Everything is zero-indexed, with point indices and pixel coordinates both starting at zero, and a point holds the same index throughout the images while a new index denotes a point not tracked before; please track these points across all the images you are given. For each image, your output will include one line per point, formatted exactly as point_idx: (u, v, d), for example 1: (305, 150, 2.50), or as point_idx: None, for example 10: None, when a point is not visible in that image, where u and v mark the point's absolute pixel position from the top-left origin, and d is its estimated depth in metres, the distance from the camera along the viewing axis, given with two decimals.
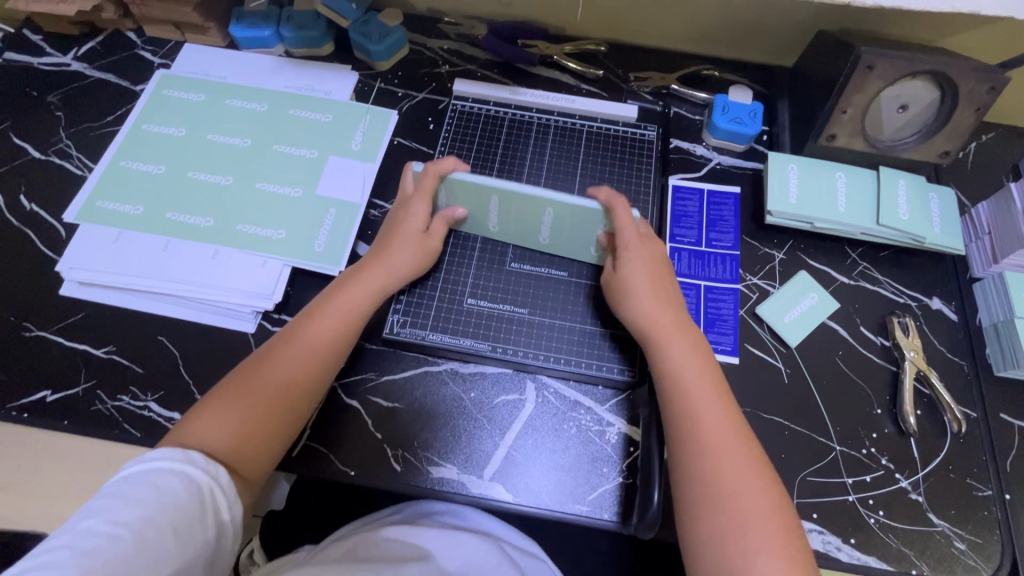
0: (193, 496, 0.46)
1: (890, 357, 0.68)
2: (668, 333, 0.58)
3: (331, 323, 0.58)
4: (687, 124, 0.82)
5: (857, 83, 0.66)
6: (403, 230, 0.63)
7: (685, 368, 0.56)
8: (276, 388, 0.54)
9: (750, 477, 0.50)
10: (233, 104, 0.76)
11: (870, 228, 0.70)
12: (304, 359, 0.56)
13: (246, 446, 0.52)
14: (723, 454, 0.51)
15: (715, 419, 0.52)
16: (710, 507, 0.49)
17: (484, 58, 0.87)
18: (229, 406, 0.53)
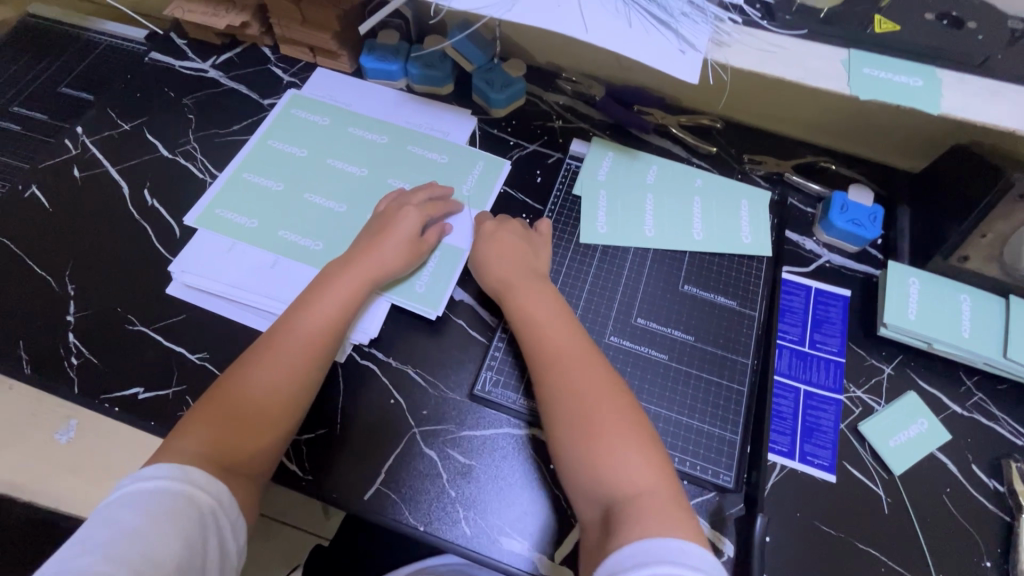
0: (179, 500, 0.47)
1: (1003, 505, 0.62)
2: (525, 293, 0.62)
3: (336, 297, 0.61)
4: (799, 215, 0.79)
5: (1003, 210, 0.63)
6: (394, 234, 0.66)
7: (554, 329, 0.59)
8: (265, 380, 0.56)
9: (617, 416, 0.53)
10: (355, 132, 0.78)
11: (995, 360, 0.66)
12: (297, 363, 0.57)
13: (235, 448, 0.53)
14: (598, 392, 0.55)
15: (593, 370, 0.56)
16: (571, 443, 0.53)
17: (597, 118, 0.87)
18: (241, 395, 0.55)
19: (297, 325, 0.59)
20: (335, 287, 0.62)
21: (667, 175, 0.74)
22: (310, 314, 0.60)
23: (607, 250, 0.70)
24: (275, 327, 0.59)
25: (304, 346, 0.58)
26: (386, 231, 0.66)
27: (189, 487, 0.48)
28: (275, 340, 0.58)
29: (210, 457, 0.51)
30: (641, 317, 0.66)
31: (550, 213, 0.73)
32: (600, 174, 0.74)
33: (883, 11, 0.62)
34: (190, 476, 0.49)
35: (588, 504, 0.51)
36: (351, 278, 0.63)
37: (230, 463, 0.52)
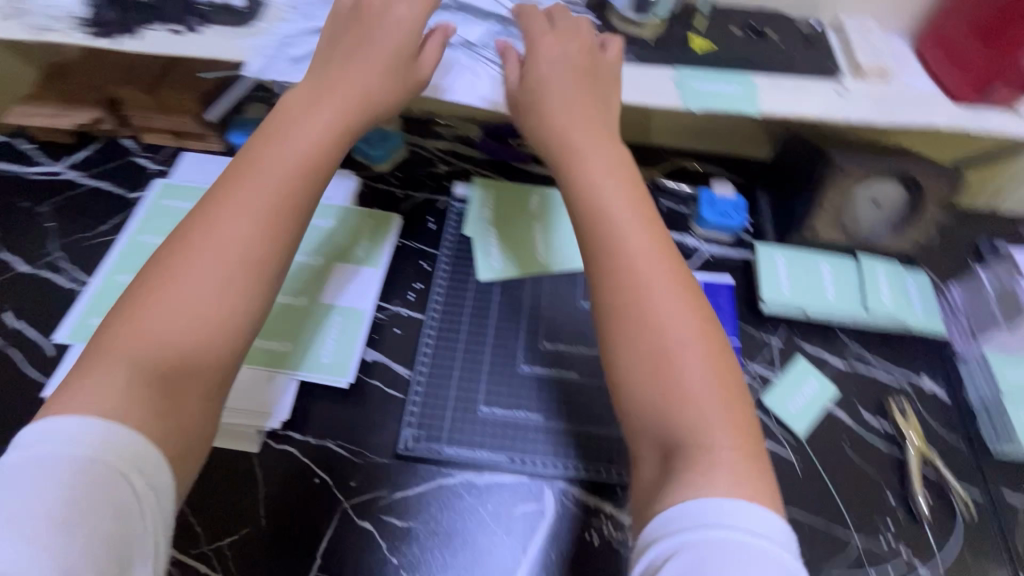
0: (83, 464, 0.39)
1: (893, 440, 0.70)
2: (582, 154, 0.57)
3: (242, 241, 0.48)
4: (677, 216, 0.86)
5: (832, 183, 0.72)
6: (288, 137, 0.54)
7: (677, 306, 0.49)
8: (211, 287, 0.46)
9: (725, 447, 0.44)
10: None
11: (859, 314, 0.74)
12: (227, 267, 0.47)
13: (181, 373, 0.45)
14: (702, 396, 0.45)
15: (699, 347, 0.47)
16: (713, 429, 0.44)
17: (479, 156, 0.91)
18: (157, 318, 0.45)
19: (235, 195, 0.50)
20: (253, 183, 0.50)
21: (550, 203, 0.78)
22: (237, 224, 0.48)
23: (506, 283, 0.72)
24: (205, 211, 0.49)
25: (218, 272, 0.47)
26: (298, 166, 0.52)
27: (101, 454, 0.39)
28: (221, 195, 0.50)
29: (145, 362, 0.44)
30: (548, 341, 0.69)
31: (444, 258, 0.74)
32: (487, 212, 0.77)
33: (699, 32, 0.70)
34: (112, 437, 0.40)
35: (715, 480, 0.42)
36: (260, 211, 0.49)
37: (161, 436, 0.42)
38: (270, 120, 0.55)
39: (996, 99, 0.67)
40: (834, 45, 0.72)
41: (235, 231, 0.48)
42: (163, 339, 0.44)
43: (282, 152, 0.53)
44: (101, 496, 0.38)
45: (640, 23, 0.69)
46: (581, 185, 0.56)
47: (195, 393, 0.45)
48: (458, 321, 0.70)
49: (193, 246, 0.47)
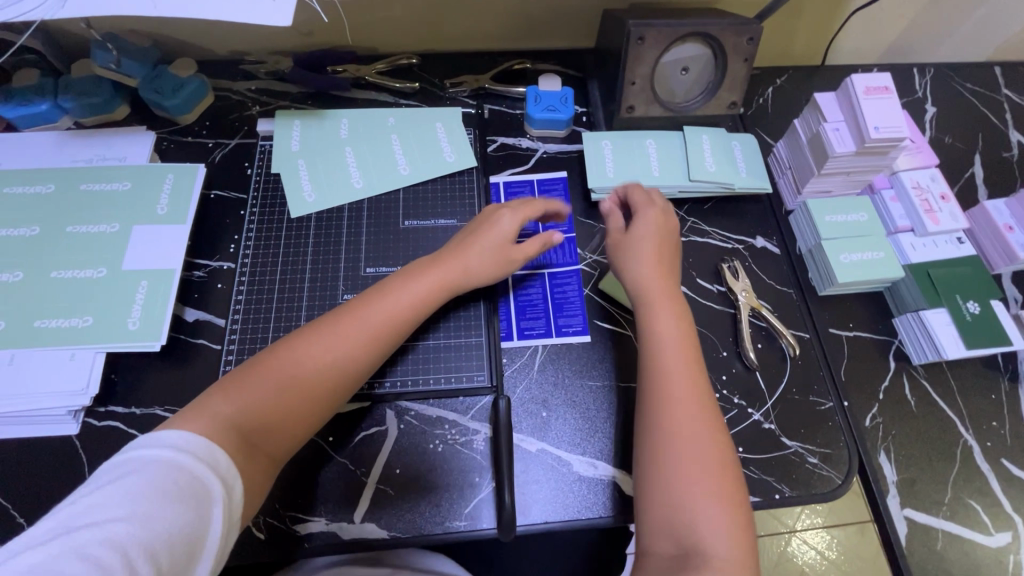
0: (181, 473, 0.43)
1: (727, 301, 0.72)
2: (657, 312, 0.60)
3: (386, 310, 0.59)
4: (509, 119, 0.83)
5: (634, 54, 0.69)
6: (405, 290, 0.60)
7: (675, 337, 0.59)
8: (318, 370, 0.54)
9: (711, 454, 0.52)
10: (13, 191, 0.69)
11: (686, 185, 0.74)
12: (336, 371, 0.55)
13: (264, 430, 0.51)
14: (700, 435, 0.53)
15: (688, 375, 0.56)
16: (682, 464, 0.52)
17: (295, 91, 0.85)
18: (277, 377, 0.53)
19: (361, 319, 0.57)
20: (386, 302, 0.59)
21: (362, 125, 0.74)
22: (335, 345, 0.56)
23: (322, 216, 0.69)
24: (323, 328, 0.57)
25: (325, 377, 0.54)
26: (457, 272, 0.62)
27: (202, 467, 0.44)
28: (377, 294, 0.59)
29: (243, 423, 0.50)
30: (369, 266, 0.67)
31: (252, 201, 0.70)
32: (293, 145, 0.72)
33: None
34: (216, 461, 0.45)
35: (659, 535, 0.51)
36: (367, 338, 0.56)
37: (258, 441, 0.50)
38: (461, 236, 0.65)
39: None
40: None
41: (334, 350, 0.55)
42: (245, 405, 0.51)
43: (394, 300, 0.59)
44: (192, 498, 0.42)
45: None
46: (635, 273, 0.63)
47: (269, 446, 0.52)
48: (270, 262, 0.66)
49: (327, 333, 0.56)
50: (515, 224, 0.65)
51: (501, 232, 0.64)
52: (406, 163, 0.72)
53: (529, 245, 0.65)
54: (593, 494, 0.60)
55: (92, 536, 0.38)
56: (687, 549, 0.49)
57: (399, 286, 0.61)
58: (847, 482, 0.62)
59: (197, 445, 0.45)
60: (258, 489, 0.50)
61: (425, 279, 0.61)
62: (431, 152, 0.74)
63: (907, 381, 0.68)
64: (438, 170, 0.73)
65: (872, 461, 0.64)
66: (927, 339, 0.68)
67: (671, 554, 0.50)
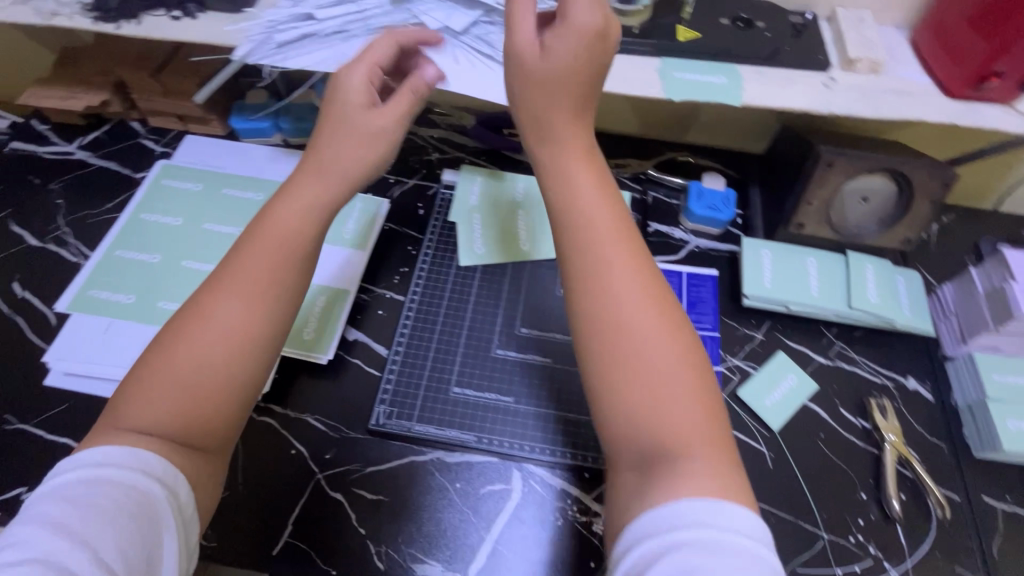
0: (124, 493, 0.40)
1: (871, 439, 0.69)
2: (602, 247, 0.47)
3: (264, 254, 0.49)
4: (666, 208, 0.86)
5: (819, 178, 0.70)
6: (274, 222, 0.51)
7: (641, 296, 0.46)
8: (219, 348, 0.46)
9: (716, 457, 0.41)
10: (230, 193, 0.79)
11: (844, 311, 0.73)
12: (227, 326, 0.47)
13: (193, 419, 0.45)
14: (696, 426, 0.42)
15: (684, 362, 0.44)
16: (691, 482, 0.39)
17: (471, 144, 0.92)
18: (197, 340, 0.46)
19: (239, 276, 0.48)
20: (261, 245, 0.50)
21: (535, 191, 0.79)
22: (234, 305, 0.47)
23: (487, 269, 0.74)
24: (201, 298, 0.48)
25: (233, 334, 0.47)
26: (316, 180, 0.53)
27: (147, 481, 0.41)
28: (256, 234, 0.50)
29: (179, 405, 0.44)
30: (525, 326, 0.70)
31: (427, 242, 0.76)
32: (472, 199, 0.78)
33: (686, 21, 0.70)
34: (150, 466, 0.42)
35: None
36: (260, 280, 0.48)
37: (188, 436, 0.45)
38: (315, 133, 0.55)
39: (993, 92, 0.64)
40: (826, 35, 0.70)
41: (235, 303, 0.47)
42: (151, 414, 0.44)
43: (277, 221, 0.51)
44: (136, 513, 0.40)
45: (624, 11, 0.68)
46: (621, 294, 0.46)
47: (205, 442, 0.46)
48: (436, 304, 0.71)
49: (224, 287, 0.48)
50: (362, 75, 0.56)
51: (369, 119, 0.55)
52: None
53: (397, 103, 0.56)
54: None
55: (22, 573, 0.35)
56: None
57: (269, 221, 0.51)
58: None
59: (131, 456, 0.42)
60: (210, 480, 0.47)
61: (289, 205, 0.52)
62: None
63: None
64: None
65: None
66: None
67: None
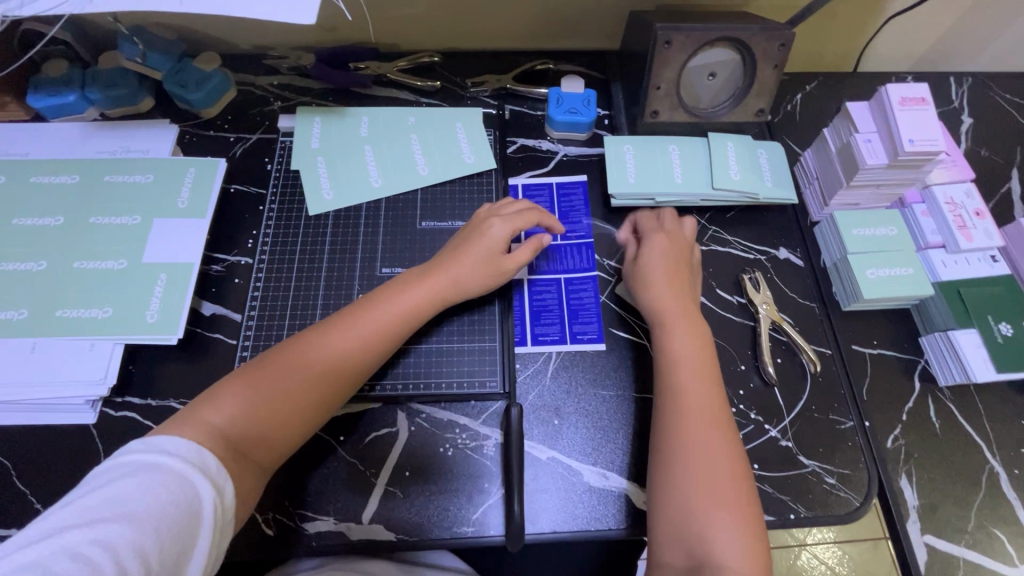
0: (178, 480, 0.44)
1: (747, 313, 0.71)
2: (675, 325, 0.62)
3: (381, 318, 0.59)
4: (530, 121, 0.82)
5: (662, 58, 0.67)
6: (395, 300, 0.60)
7: (674, 313, 0.63)
8: (304, 391, 0.55)
9: (709, 430, 0.55)
10: (39, 181, 0.70)
11: (708, 193, 0.72)
12: (338, 379, 0.56)
13: (254, 439, 0.52)
14: (699, 407, 0.57)
15: (699, 362, 0.60)
16: (676, 443, 0.55)
17: (317, 87, 0.85)
18: (306, 367, 0.56)
19: (354, 325, 0.58)
20: (379, 309, 0.60)
21: (381, 124, 0.74)
22: (348, 348, 0.57)
23: (339, 214, 0.69)
24: (324, 333, 0.58)
25: (329, 376, 0.56)
26: (451, 286, 0.62)
27: (201, 476, 0.45)
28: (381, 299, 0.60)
29: (252, 425, 0.52)
30: (385, 265, 0.67)
31: (272, 196, 0.70)
32: (314, 141, 0.72)
33: None
34: (208, 462, 0.46)
35: (671, 544, 0.52)
36: (372, 339, 0.58)
37: (247, 448, 0.51)
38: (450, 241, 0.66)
39: None
40: None
41: (346, 347, 0.57)
42: (235, 412, 0.52)
43: (399, 300, 0.61)
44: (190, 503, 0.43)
45: None
46: (648, 298, 0.64)
47: (257, 455, 0.52)
48: (286, 259, 0.67)
49: (343, 324, 0.58)
50: (507, 229, 0.64)
51: (492, 250, 0.63)
52: (425, 165, 0.72)
53: (518, 255, 0.64)
54: (603, 505, 0.59)
55: (78, 537, 0.38)
56: (699, 561, 0.50)
57: (392, 293, 0.61)
58: (866, 505, 0.61)
59: (198, 453, 0.46)
60: (250, 493, 0.51)
61: (415, 289, 0.61)
62: (453, 154, 0.73)
63: (932, 403, 0.66)
64: (457, 172, 0.73)
65: (892, 484, 0.63)
66: (955, 359, 0.65)
67: (682, 561, 0.51)
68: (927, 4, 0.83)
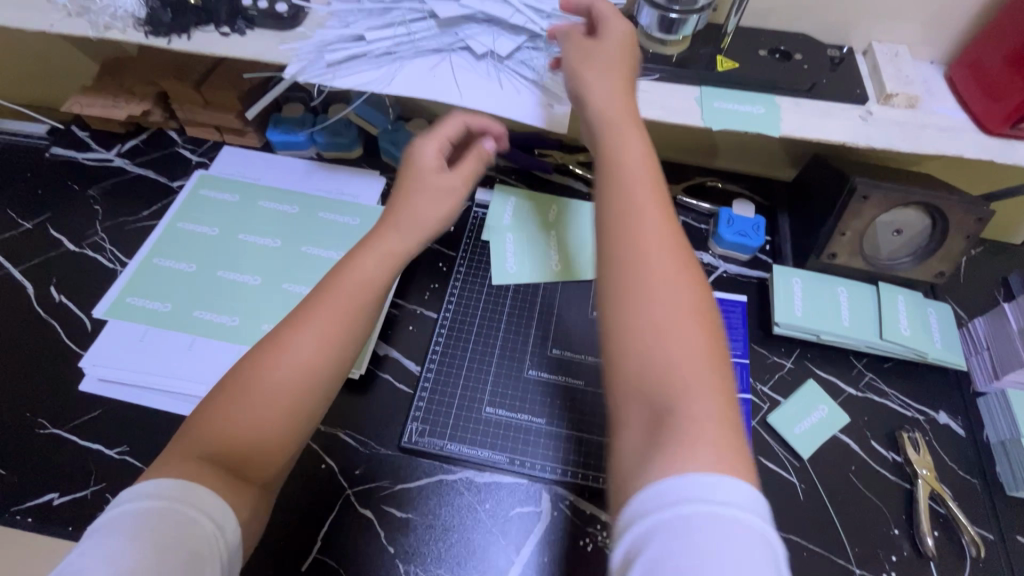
0: (167, 521, 0.38)
1: (902, 473, 0.68)
2: (646, 238, 0.45)
3: (340, 304, 0.50)
4: (694, 233, 0.86)
5: (854, 209, 0.71)
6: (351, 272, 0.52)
7: (643, 207, 0.47)
8: (289, 391, 0.46)
9: (699, 361, 0.41)
10: (265, 205, 0.80)
11: (875, 342, 0.73)
12: (319, 370, 0.47)
13: (248, 462, 0.45)
14: (677, 317, 0.43)
15: (661, 235, 0.46)
16: (625, 245, 0.45)
17: (502, 163, 0.93)
18: (285, 366, 0.46)
19: (307, 326, 0.48)
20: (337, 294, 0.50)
21: (570, 215, 0.80)
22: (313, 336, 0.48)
23: (520, 288, 0.75)
24: (282, 331, 0.49)
25: (314, 360, 0.47)
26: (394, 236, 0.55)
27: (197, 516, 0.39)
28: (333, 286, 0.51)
29: (230, 450, 0.44)
30: (556, 348, 0.71)
31: (461, 260, 0.77)
32: (506, 219, 0.79)
33: (723, 51, 0.71)
34: (201, 497, 0.40)
35: (631, 390, 0.42)
36: (336, 325, 0.49)
37: (248, 473, 0.45)
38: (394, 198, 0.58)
39: None
40: (863, 68, 0.71)
41: (315, 339, 0.48)
42: (231, 430, 0.45)
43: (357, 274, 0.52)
44: (184, 543, 0.38)
45: (664, 41, 0.70)
46: (593, 106, 0.54)
47: (258, 479, 0.45)
48: (467, 322, 0.72)
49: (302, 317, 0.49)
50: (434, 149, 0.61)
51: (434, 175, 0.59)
52: None
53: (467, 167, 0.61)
54: None
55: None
56: (666, 410, 0.40)
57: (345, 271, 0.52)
58: None
59: (180, 489, 0.40)
60: (250, 518, 0.44)
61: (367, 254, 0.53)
62: None
63: None
64: None
65: None
66: None
67: (642, 420, 0.41)
68: None
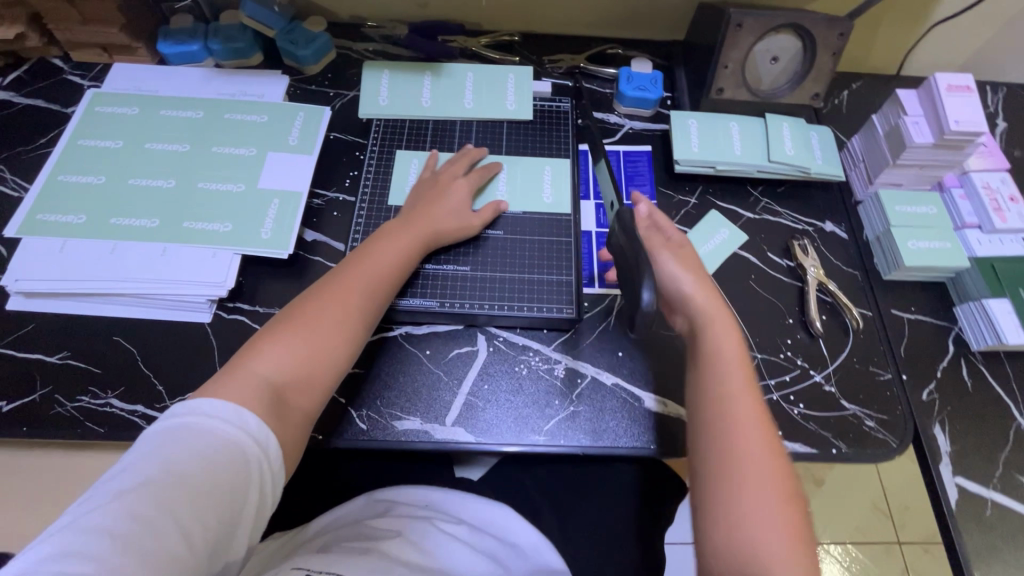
0: (226, 448, 0.47)
1: (795, 275, 0.77)
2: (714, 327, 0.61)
3: (378, 266, 0.64)
4: (599, 97, 0.90)
5: (732, 40, 0.76)
6: (387, 243, 0.66)
7: (726, 355, 0.59)
8: (340, 320, 0.59)
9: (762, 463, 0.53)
10: (167, 113, 0.79)
11: (764, 165, 0.80)
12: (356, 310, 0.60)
13: (295, 384, 0.54)
14: (748, 442, 0.54)
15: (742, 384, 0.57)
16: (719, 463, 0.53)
17: (407, 55, 0.93)
18: (334, 308, 0.59)
19: (354, 285, 0.61)
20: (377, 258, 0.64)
21: (444, 71, 0.85)
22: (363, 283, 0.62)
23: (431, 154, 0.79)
24: (335, 279, 0.62)
25: (366, 309, 0.61)
26: (427, 225, 0.68)
27: (247, 444, 0.48)
28: (366, 255, 0.64)
29: (281, 376, 0.54)
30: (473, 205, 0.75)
31: (372, 145, 0.80)
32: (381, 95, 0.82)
33: None
34: (248, 425, 0.49)
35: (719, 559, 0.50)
36: (383, 278, 0.63)
37: (292, 390, 0.54)
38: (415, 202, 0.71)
39: None
40: None
41: (364, 280, 0.62)
42: (279, 363, 0.54)
43: (382, 253, 0.65)
44: (229, 469, 0.46)
45: None
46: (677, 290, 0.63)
47: (299, 400, 0.54)
48: (385, 195, 0.76)
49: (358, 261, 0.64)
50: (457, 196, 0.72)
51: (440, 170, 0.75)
52: (513, 102, 0.83)
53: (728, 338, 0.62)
54: (653, 425, 0.65)
55: (137, 496, 0.43)
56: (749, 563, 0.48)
57: (379, 248, 0.65)
58: (902, 446, 0.66)
59: (238, 414, 0.49)
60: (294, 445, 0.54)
61: (398, 242, 0.66)
62: (500, 100, 0.83)
63: (964, 365, 0.72)
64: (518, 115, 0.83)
65: (926, 431, 0.68)
66: (989, 326, 0.71)
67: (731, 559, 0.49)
68: (967, 15, 0.90)
